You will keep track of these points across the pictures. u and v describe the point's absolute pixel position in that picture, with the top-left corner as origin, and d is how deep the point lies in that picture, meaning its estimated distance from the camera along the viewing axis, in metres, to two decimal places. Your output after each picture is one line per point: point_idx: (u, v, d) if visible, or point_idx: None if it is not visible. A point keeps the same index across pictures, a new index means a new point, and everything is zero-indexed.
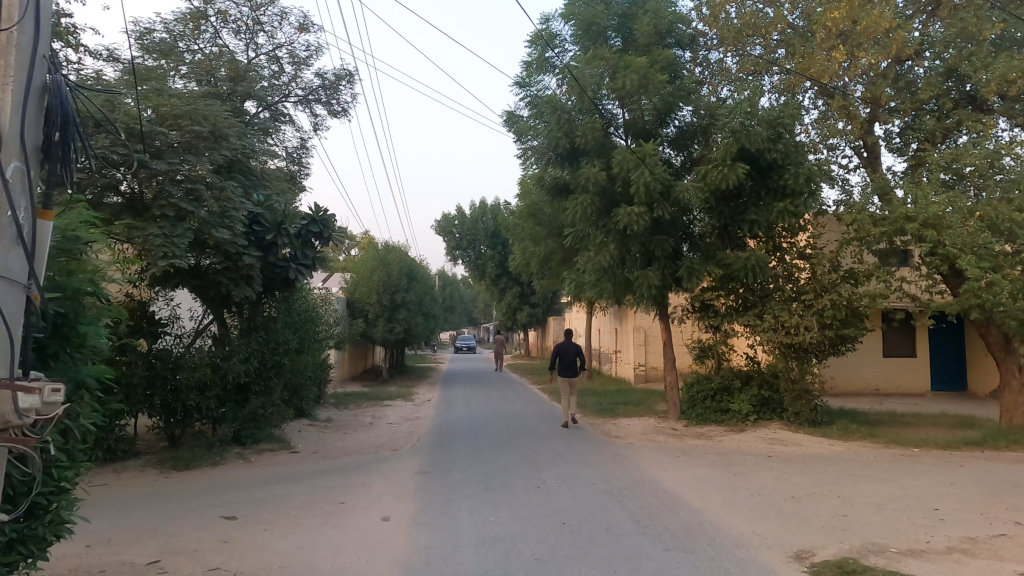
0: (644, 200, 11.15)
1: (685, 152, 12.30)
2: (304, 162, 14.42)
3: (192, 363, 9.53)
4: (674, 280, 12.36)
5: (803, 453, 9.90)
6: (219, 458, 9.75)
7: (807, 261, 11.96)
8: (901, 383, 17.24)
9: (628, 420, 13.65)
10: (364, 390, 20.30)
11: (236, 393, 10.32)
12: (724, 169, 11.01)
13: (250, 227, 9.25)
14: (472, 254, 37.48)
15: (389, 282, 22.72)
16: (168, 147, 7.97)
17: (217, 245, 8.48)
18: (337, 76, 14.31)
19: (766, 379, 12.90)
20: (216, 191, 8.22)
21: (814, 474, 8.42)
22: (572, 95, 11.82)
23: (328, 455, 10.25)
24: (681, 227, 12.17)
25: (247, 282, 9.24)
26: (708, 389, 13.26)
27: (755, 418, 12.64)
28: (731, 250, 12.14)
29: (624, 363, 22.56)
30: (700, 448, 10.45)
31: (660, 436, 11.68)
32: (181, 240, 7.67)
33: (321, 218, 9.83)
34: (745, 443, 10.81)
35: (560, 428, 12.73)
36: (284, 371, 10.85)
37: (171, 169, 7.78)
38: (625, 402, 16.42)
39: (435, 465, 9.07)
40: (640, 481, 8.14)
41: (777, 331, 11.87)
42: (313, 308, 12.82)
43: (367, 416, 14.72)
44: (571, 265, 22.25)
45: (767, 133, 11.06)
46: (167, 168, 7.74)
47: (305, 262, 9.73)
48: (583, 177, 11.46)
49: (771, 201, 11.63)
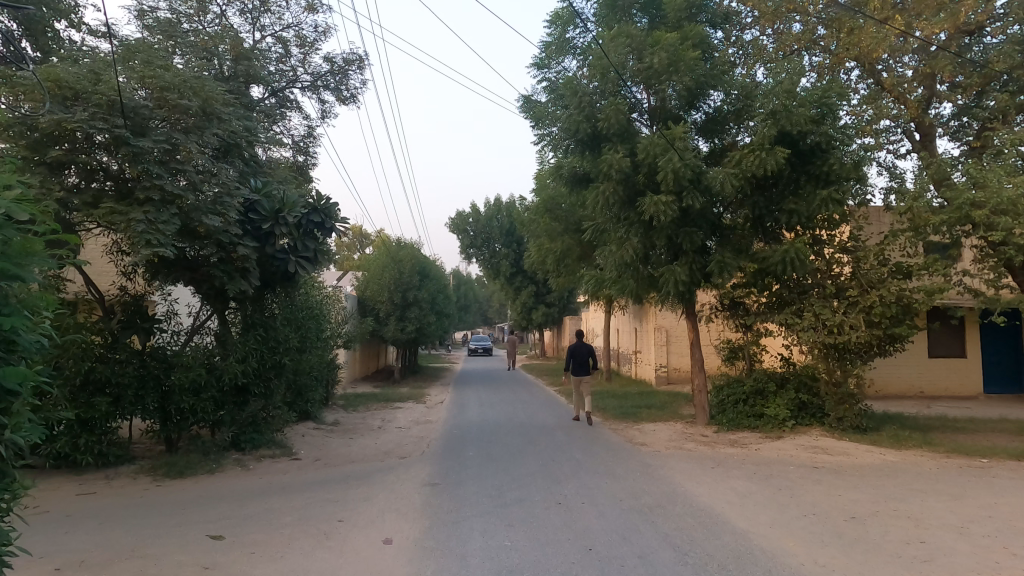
0: (672, 188, 10.23)
1: (714, 138, 11.41)
2: (311, 152, 13.75)
3: (186, 362, 8.77)
4: (702, 276, 11.45)
5: (854, 464, 8.93)
6: (215, 465, 9.02)
7: (849, 255, 11.04)
8: (948, 385, 16.19)
9: (653, 425, 12.74)
10: (375, 391, 19.57)
11: (234, 395, 9.58)
12: (762, 154, 10.04)
13: (245, 216, 8.57)
14: (486, 252, 36.64)
15: (401, 281, 22.00)
16: (153, 124, 7.24)
17: (209, 234, 7.79)
18: (346, 60, 13.65)
19: (804, 382, 11.97)
20: (206, 175, 7.54)
21: (872, 489, 7.49)
22: (595, 77, 10.96)
23: (331, 463, 9.51)
24: (711, 219, 11.25)
25: (243, 276, 8.54)
26: (740, 393, 12.40)
27: (793, 424, 11.68)
28: (765, 244, 11.25)
29: (645, 364, 21.65)
30: (736, 458, 9.53)
31: (690, 443, 10.80)
32: (166, 226, 6.95)
33: (323, 208, 9.25)
34: (786, 452, 9.86)
35: (582, 434, 11.88)
36: (285, 372, 10.15)
37: (156, 147, 7.02)
38: (648, 405, 15.54)
39: (444, 476, 8.28)
40: (674, 496, 7.28)
41: (819, 330, 10.86)
42: (318, 305, 12.13)
43: (376, 419, 13.97)
44: (589, 262, 21.42)
45: (811, 113, 10.14)
46: (153, 146, 6.97)
47: (306, 254, 9.11)
48: (605, 164, 10.59)
49: (811, 189, 10.70)
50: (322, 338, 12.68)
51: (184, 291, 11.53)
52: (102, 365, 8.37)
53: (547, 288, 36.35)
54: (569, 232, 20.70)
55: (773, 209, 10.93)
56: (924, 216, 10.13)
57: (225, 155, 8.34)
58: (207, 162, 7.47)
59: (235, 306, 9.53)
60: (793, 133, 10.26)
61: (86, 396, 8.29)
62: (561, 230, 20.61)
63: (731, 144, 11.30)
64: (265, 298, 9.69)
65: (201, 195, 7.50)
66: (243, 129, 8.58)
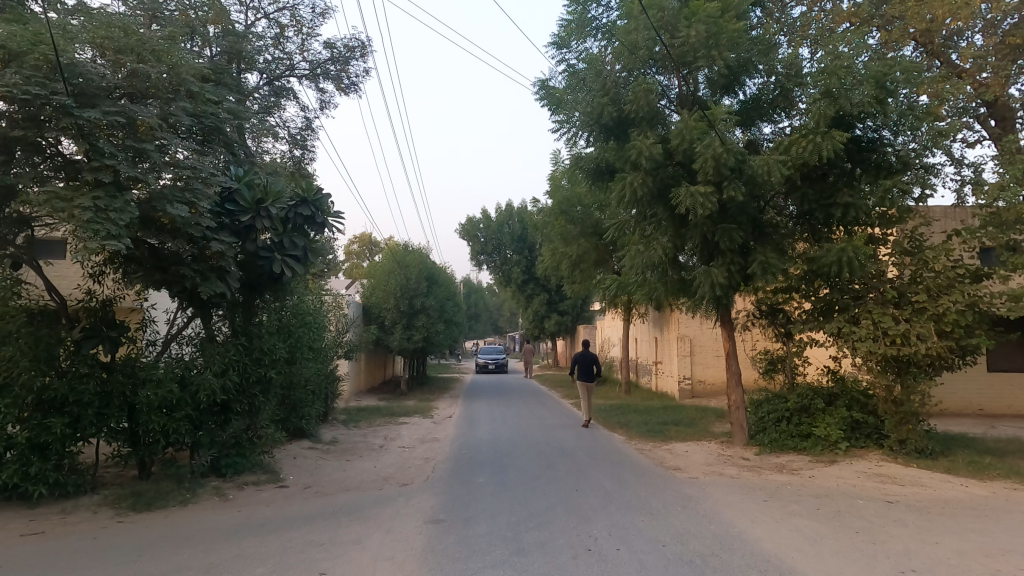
0: (710, 177, 8.97)
1: (758, 128, 10.18)
2: (309, 145, 12.69)
3: (156, 376, 7.59)
4: (742, 279, 10.16)
5: (934, 500, 7.56)
6: (190, 495, 7.81)
7: (911, 256, 9.73)
8: (1012, 402, 14.72)
9: (685, 446, 11.43)
10: (380, 404, 18.38)
11: (215, 414, 8.40)
12: (817, 137, 8.78)
13: (220, 205, 7.48)
14: (497, 258, 35.52)
15: (407, 287, 20.87)
16: (102, 91, 6.32)
17: (174, 224, 6.69)
18: (349, 47, 12.62)
19: (856, 399, 10.69)
20: (167, 154, 6.59)
21: (973, 536, 6.13)
22: (622, 55, 9.74)
23: (324, 491, 8.32)
24: (752, 214, 9.94)
25: (220, 277, 7.40)
26: (782, 410, 11.10)
27: (847, 446, 10.33)
28: (816, 243, 9.94)
29: (666, 375, 20.32)
30: (789, 488, 8.20)
31: (731, 469, 9.46)
32: (119, 215, 5.84)
33: (313, 200, 8.10)
34: (847, 481, 8.51)
35: (606, 455, 10.58)
36: (273, 387, 8.96)
37: (107, 118, 6.10)
38: (676, 421, 14.19)
39: (451, 511, 7.06)
40: (728, 541, 6.02)
41: (879, 340, 9.48)
42: (312, 312, 10.97)
43: (378, 436, 12.74)
44: (607, 267, 20.18)
45: (874, 93, 8.77)
46: (102, 117, 6.05)
47: (294, 252, 7.97)
48: (633, 150, 9.36)
49: (870, 180, 9.44)
50: (318, 349, 11.56)
51: (162, 300, 10.39)
52: (58, 380, 7.22)
53: (560, 296, 34.88)
54: (586, 235, 19.58)
55: (827, 201, 9.61)
56: (1014, 210, 9.02)
57: (204, 141, 7.31)
58: (175, 140, 6.56)
59: (220, 311, 8.43)
60: (853, 114, 8.96)
61: (39, 416, 7.13)
62: (577, 233, 19.54)
63: (777, 131, 10.07)
64: (251, 304, 8.55)
65: (168, 181, 6.55)
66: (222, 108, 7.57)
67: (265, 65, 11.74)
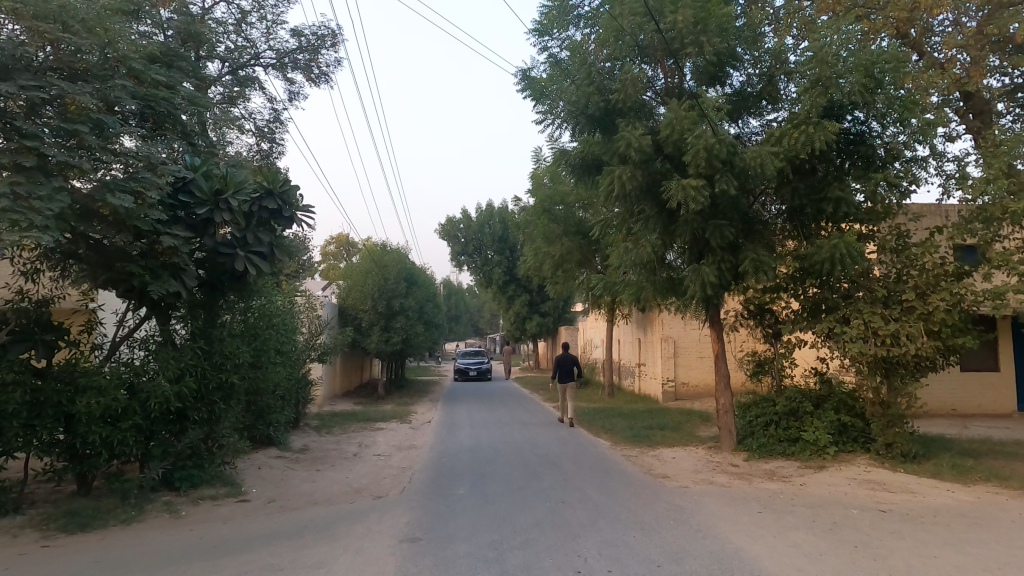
0: (701, 170, 8.59)
1: (744, 121, 9.78)
2: (278, 139, 12.05)
3: (99, 384, 6.92)
4: (733, 278, 9.77)
5: (930, 508, 7.20)
6: (135, 513, 7.14)
7: (901, 254, 9.41)
8: (979, 403, 14.63)
9: (671, 452, 11.02)
10: (355, 408, 17.70)
11: (168, 423, 7.74)
12: (809, 129, 8.41)
13: (174, 196, 6.87)
14: (478, 259, 34.97)
15: (386, 287, 20.24)
16: (19, 64, 5.80)
17: (116, 213, 6.09)
18: (319, 35, 12.01)
19: (844, 401, 10.34)
20: (108, 137, 6.06)
21: (974, 548, 5.77)
22: (608, 41, 9.34)
23: (288, 506, 7.71)
24: (743, 210, 9.55)
25: (175, 275, 6.77)
26: (770, 413, 10.75)
27: (836, 451, 9.98)
28: (807, 240, 9.58)
29: (650, 377, 19.96)
30: (781, 497, 7.80)
31: (720, 477, 9.05)
32: (44, 204, 5.32)
33: (279, 192, 7.45)
34: (838, 488, 8.13)
35: (590, 462, 10.10)
36: (235, 394, 8.30)
37: (24, 93, 5.59)
38: (661, 425, 13.78)
39: (428, 529, 6.51)
40: (725, 560, 5.56)
41: (869, 341, 9.13)
42: (282, 312, 10.33)
43: (352, 443, 12.11)
44: (589, 267, 19.77)
45: (866, 83, 8.43)
46: (15, 92, 5.53)
47: (259, 249, 7.34)
48: (622, 141, 8.97)
49: (861, 175, 9.13)
50: (289, 351, 10.93)
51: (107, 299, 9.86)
52: None
53: (542, 297, 34.40)
54: (568, 234, 19.18)
55: (817, 197, 9.27)
56: (1000, 206, 8.69)
57: (155, 127, 6.88)
58: (116, 121, 6.05)
59: (180, 312, 7.77)
60: (847, 105, 8.65)
61: None
62: (559, 232, 19.15)
63: (764, 125, 9.69)
64: (212, 304, 7.92)
65: (113, 171, 6.06)
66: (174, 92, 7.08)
67: (228, 53, 11.08)
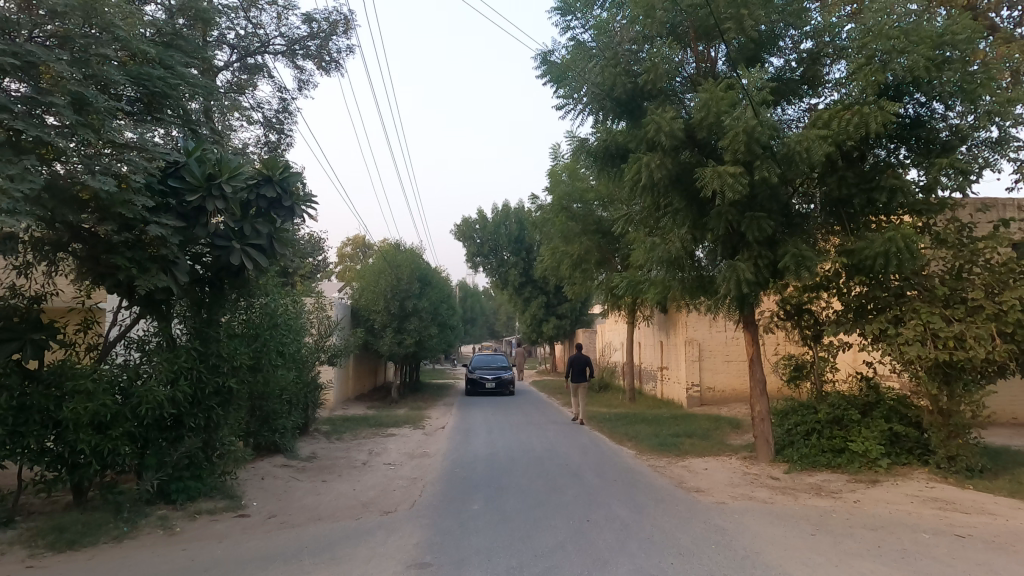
0: (739, 156, 7.81)
1: (784, 105, 8.86)
2: (287, 130, 11.50)
3: (86, 388, 6.33)
4: (771, 274, 8.94)
5: (1013, 535, 6.34)
6: (127, 528, 6.52)
7: (963, 248, 8.61)
8: None
9: (704, 462, 10.23)
10: (367, 413, 17.10)
11: (163, 429, 7.14)
12: (863, 109, 7.63)
13: (163, 181, 6.31)
14: (494, 260, 34.38)
15: (399, 288, 19.60)
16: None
17: (97, 196, 5.52)
18: (330, 22, 11.45)
19: (896, 408, 9.51)
20: (90, 112, 5.50)
21: None
22: (639, 16, 8.68)
23: (291, 522, 7.07)
24: (783, 201, 8.74)
25: (164, 269, 6.18)
26: (811, 421, 9.96)
27: (889, 464, 9.11)
28: (854, 233, 8.75)
29: (673, 382, 19.12)
30: (836, 517, 6.98)
31: (763, 492, 8.24)
32: (14, 185, 4.72)
33: (279, 179, 6.93)
34: (900, 508, 7.27)
35: (617, 474, 9.32)
36: (236, 399, 7.69)
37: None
38: (689, 433, 12.95)
39: (441, 553, 5.81)
40: None
41: (928, 343, 8.32)
42: (287, 311, 9.74)
43: (362, 451, 11.46)
44: (611, 266, 18.97)
45: (930, 57, 7.65)
46: None
47: (257, 241, 6.79)
48: (651, 125, 8.21)
49: (921, 162, 8.36)
50: (294, 354, 10.34)
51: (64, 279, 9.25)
52: None
53: (559, 299, 33.57)
54: (588, 232, 18.46)
55: (869, 186, 8.47)
56: None
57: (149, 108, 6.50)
58: (101, 97, 5.52)
59: (181, 310, 7.33)
60: (905, 84, 7.90)
61: None
62: (579, 230, 18.36)
63: (806, 110, 8.81)
64: (211, 302, 7.39)
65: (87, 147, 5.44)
66: (174, 73, 6.74)
67: (235, 40, 10.58)
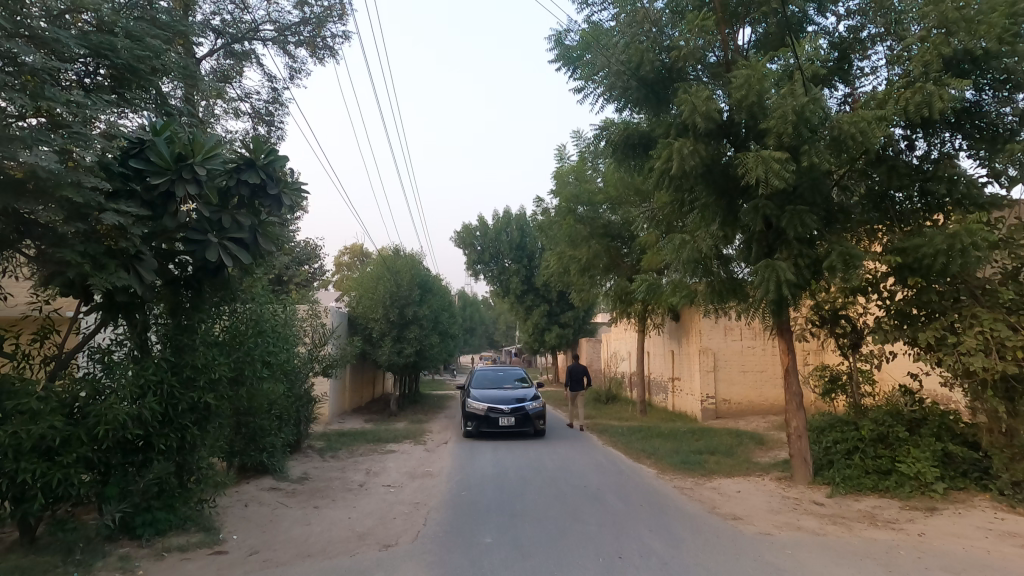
0: (784, 140, 6.97)
1: (832, 87, 8.15)
2: (277, 122, 10.63)
3: (31, 407, 5.41)
4: (813, 275, 8.05)
5: None
6: (79, 571, 5.55)
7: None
8: None
9: (735, 484, 9.30)
10: (365, 427, 16.11)
11: (127, 452, 6.23)
12: (925, 86, 6.80)
13: (125, 164, 5.45)
14: (495, 268, 33.40)
15: (398, 295, 18.66)
16: None
17: (36, 172, 4.66)
18: (325, 6, 10.61)
19: (947, 424, 8.56)
20: (22, 72, 4.94)
21: None
22: None
23: (274, 562, 6.09)
24: (827, 194, 7.85)
25: (126, 266, 5.29)
26: (852, 439, 8.98)
27: (945, 488, 8.10)
28: (905, 230, 7.87)
29: (686, 393, 18.18)
30: (904, 553, 6.06)
31: (810, 521, 7.30)
32: None
33: (263, 164, 6.00)
34: (973, 543, 6.31)
35: (642, 499, 8.35)
36: (213, 418, 6.74)
37: None
38: (712, 450, 12.00)
39: None
40: None
41: (991, 352, 7.39)
42: (277, 317, 8.84)
43: (358, 471, 10.50)
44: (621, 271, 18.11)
45: (999, 28, 6.82)
46: None
47: (238, 236, 5.87)
48: (685, 105, 7.44)
49: (984, 147, 7.50)
50: (285, 364, 9.43)
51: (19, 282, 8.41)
52: None
53: (561, 306, 32.66)
54: (597, 236, 17.54)
55: (925, 176, 7.77)
56: None
57: (113, 85, 5.99)
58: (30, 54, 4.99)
59: (156, 315, 6.47)
60: (968, 59, 7.08)
61: None
62: (586, 234, 17.46)
63: (854, 94, 8.14)
64: (189, 307, 6.53)
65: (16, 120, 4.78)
66: (142, 46, 6.07)
67: (220, 24, 9.75)
